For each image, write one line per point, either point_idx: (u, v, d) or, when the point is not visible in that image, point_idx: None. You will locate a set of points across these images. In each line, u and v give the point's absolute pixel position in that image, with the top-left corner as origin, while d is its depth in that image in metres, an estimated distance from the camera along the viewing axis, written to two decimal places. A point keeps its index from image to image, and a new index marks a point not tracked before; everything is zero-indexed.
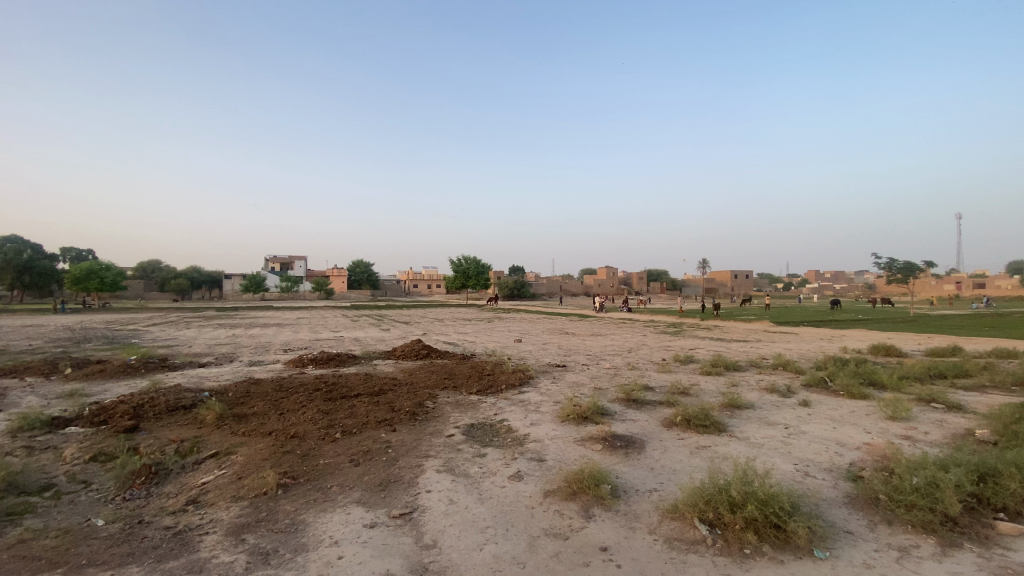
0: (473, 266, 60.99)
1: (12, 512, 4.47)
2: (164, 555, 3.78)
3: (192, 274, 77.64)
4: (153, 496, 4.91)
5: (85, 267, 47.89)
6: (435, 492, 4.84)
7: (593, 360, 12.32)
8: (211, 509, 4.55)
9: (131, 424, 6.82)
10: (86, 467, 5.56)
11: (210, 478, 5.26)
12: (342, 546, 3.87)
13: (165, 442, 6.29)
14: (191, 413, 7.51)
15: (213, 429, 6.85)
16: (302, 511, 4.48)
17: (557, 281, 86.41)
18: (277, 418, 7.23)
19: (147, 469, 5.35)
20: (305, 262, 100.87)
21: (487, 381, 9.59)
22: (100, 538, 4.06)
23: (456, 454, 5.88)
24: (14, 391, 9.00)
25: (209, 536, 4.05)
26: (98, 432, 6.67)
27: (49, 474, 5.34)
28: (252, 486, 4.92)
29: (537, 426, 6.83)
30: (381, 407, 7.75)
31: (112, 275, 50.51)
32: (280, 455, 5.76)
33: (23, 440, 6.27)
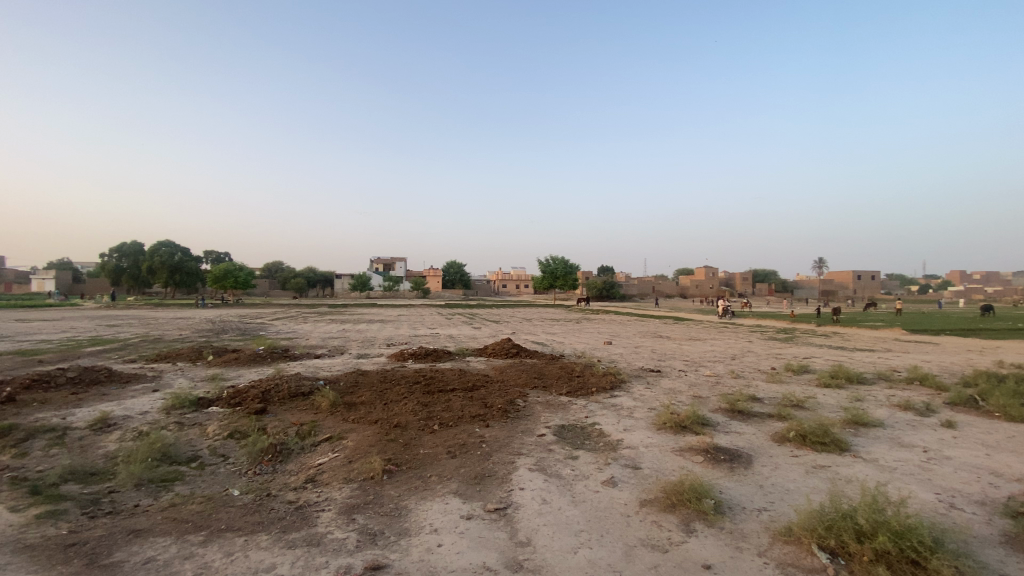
0: (562, 266, 60.70)
1: (169, 478, 5.22)
2: (288, 527, 4.19)
3: (307, 275, 85.57)
4: (277, 473, 5.48)
5: (223, 267, 55.03)
6: (528, 490, 4.86)
7: (691, 366, 11.69)
8: (326, 488, 4.97)
9: (260, 407, 7.68)
10: (225, 443, 6.36)
11: (325, 459, 5.75)
12: (441, 535, 4.02)
13: (288, 424, 7.00)
14: (308, 400, 8.29)
15: (327, 414, 7.50)
16: (405, 497, 4.74)
17: (650, 282, 83.36)
18: (381, 408, 7.73)
19: (274, 448, 5.98)
20: (404, 263, 106.89)
21: (578, 383, 9.48)
22: (236, 507, 4.60)
23: (549, 454, 5.86)
24: (170, 373, 10.58)
25: (325, 513, 4.43)
26: (234, 412, 7.60)
27: (197, 446, 6.18)
28: (361, 470, 5.30)
29: (631, 432, 6.60)
30: (474, 403, 7.97)
31: (245, 275, 57.53)
32: (385, 442, 6.15)
33: (176, 417, 7.31)
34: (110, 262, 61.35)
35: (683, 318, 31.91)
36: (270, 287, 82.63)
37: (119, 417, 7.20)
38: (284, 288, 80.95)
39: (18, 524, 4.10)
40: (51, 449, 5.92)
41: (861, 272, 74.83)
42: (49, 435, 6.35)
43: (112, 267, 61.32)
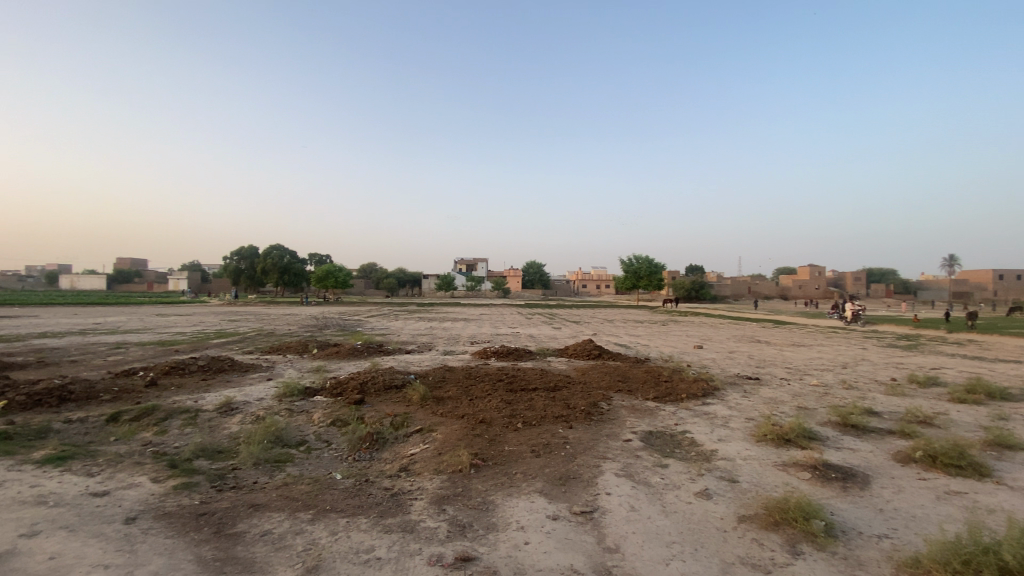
0: (646, 266, 58.71)
1: (281, 459, 5.75)
2: (384, 512, 4.44)
3: (397, 275, 90.39)
4: (374, 460, 5.83)
5: (325, 268, 59.85)
6: (615, 495, 4.74)
7: (794, 374, 10.76)
8: (418, 478, 5.21)
9: (358, 397, 8.23)
10: (328, 430, 6.89)
11: (416, 450, 6.02)
12: (528, 533, 4.04)
13: (382, 415, 7.44)
14: (400, 393, 8.75)
15: (418, 407, 7.87)
16: (492, 492, 4.83)
17: (744, 282, 78.11)
18: (467, 403, 7.96)
19: (370, 436, 6.38)
20: (486, 263, 109.32)
21: (666, 388, 9.11)
22: (338, 489, 4.96)
23: (636, 460, 5.68)
24: (281, 364, 11.71)
25: (418, 502, 4.63)
26: (335, 401, 8.22)
27: (304, 432, 6.75)
28: (450, 463, 5.49)
29: (727, 443, 6.21)
30: (558, 403, 7.94)
31: (343, 274, 62.19)
32: (472, 437, 6.31)
33: (287, 404, 8.06)
34: (231, 264, 69.06)
35: (783, 322, 29.49)
36: (363, 287, 88.40)
37: (240, 402, 8.07)
38: (376, 288, 86.14)
39: (162, 493, 4.73)
40: (186, 429, 6.77)
41: (1003, 272, 64.61)
42: (185, 415, 7.27)
43: (233, 269, 69.04)
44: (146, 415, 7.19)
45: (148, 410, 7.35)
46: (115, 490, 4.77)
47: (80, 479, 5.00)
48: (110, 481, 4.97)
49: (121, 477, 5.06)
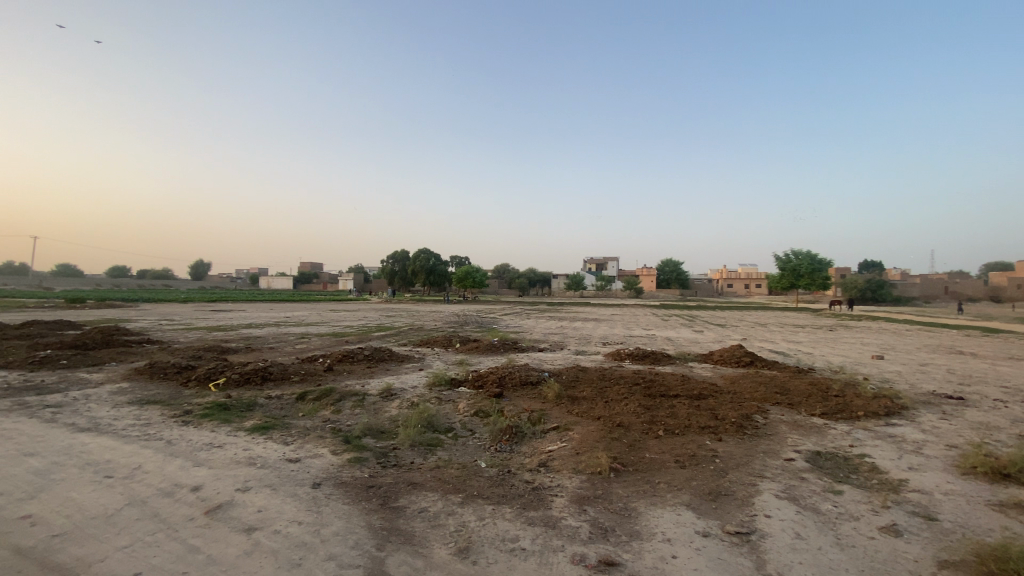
0: (805, 263, 51.99)
1: (433, 443, 6.27)
2: (528, 505, 4.57)
3: (529, 275, 92.85)
4: (514, 452, 6.06)
5: (463, 270, 63.87)
6: (776, 519, 4.27)
7: (1016, 396, 8.64)
8: (558, 475, 5.28)
9: (498, 391, 8.63)
10: (472, 420, 7.33)
11: (555, 447, 6.12)
12: (675, 546, 3.84)
13: (521, 410, 7.70)
14: (536, 389, 8.98)
15: (554, 405, 7.99)
16: (634, 498, 4.69)
17: (936, 283, 64.97)
18: (604, 405, 7.86)
19: (511, 429, 6.64)
20: (618, 263, 106.83)
21: (834, 403, 7.97)
22: (484, 477, 5.24)
23: (801, 483, 5.06)
24: (429, 356, 12.81)
25: (559, 499, 4.69)
26: (477, 393, 8.73)
27: (452, 420, 7.28)
28: (589, 463, 5.47)
29: (919, 473, 5.22)
30: (703, 412, 7.43)
31: (479, 275, 65.82)
32: (610, 440, 6.22)
33: (436, 393, 8.77)
34: (385, 265, 77.51)
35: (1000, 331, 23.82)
36: (498, 286, 92.48)
37: (398, 389, 9.00)
38: (510, 288, 89.46)
39: (339, 464, 5.47)
40: (356, 409, 7.75)
41: None
42: (355, 397, 8.34)
43: (387, 270, 77.37)
44: (325, 396, 8.39)
45: (327, 391, 8.58)
46: (304, 458, 5.63)
47: (279, 446, 6.01)
48: (300, 450, 5.88)
49: (308, 447, 5.97)
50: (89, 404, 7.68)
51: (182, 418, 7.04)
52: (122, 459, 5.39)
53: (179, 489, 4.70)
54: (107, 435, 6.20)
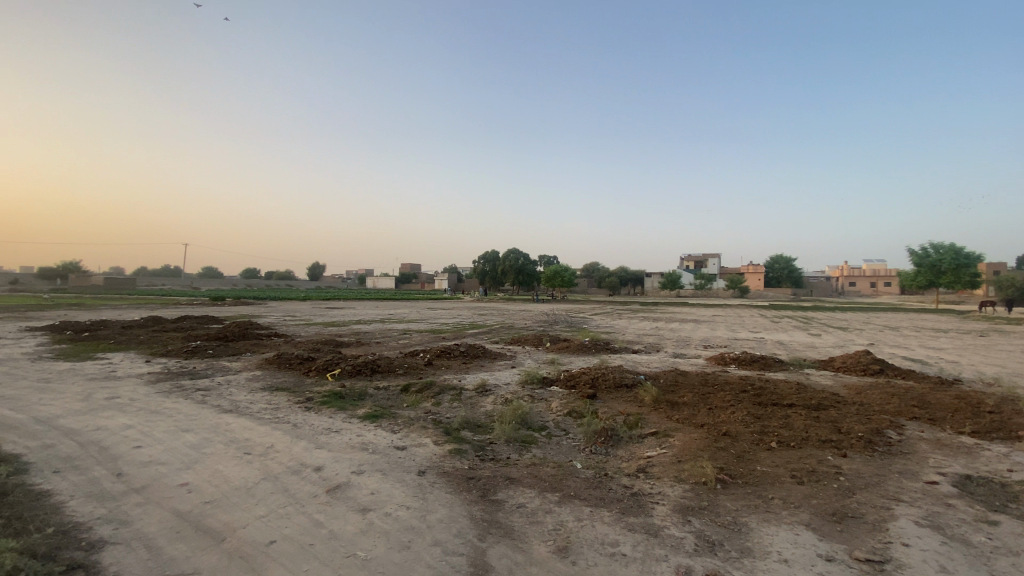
0: (947, 257, 45.09)
1: (528, 440, 6.35)
2: (627, 510, 4.46)
3: (620, 274, 90.46)
4: (611, 455, 5.94)
5: (552, 270, 64.03)
6: (917, 549, 3.75)
7: None
8: (658, 482, 5.08)
9: (592, 392, 8.52)
10: (566, 419, 7.30)
11: (654, 453, 5.90)
12: (794, 568, 3.51)
13: (616, 412, 7.53)
14: (632, 392, 8.73)
15: (651, 409, 7.71)
16: (744, 513, 4.38)
17: None
18: (706, 412, 7.43)
19: (606, 432, 6.51)
20: (717, 260, 100.48)
21: (990, 421, 6.81)
22: (581, 478, 5.20)
23: (947, 510, 4.39)
24: (521, 354, 13.01)
25: (660, 507, 4.52)
26: (571, 393, 8.68)
27: (545, 418, 7.31)
28: (692, 473, 5.21)
29: None
30: (822, 425, 6.74)
31: (570, 274, 65.53)
32: (715, 450, 5.86)
33: (529, 390, 8.86)
34: (477, 266, 80.05)
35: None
36: (588, 286, 91.24)
37: (492, 385, 9.23)
38: (600, 288, 87.81)
39: (440, 454, 5.72)
40: (454, 403, 8.08)
41: None
42: (452, 391, 8.69)
43: (479, 270, 79.72)
44: (426, 389, 8.84)
45: (427, 384, 9.04)
46: (409, 446, 5.98)
47: (386, 434, 6.43)
48: (405, 439, 6.25)
49: (412, 437, 6.32)
50: (230, 389, 8.80)
51: (304, 404, 7.81)
52: (257, 439, 6.10)
53: (304, 468, 5.21)
54: (244, 417, 7.06)
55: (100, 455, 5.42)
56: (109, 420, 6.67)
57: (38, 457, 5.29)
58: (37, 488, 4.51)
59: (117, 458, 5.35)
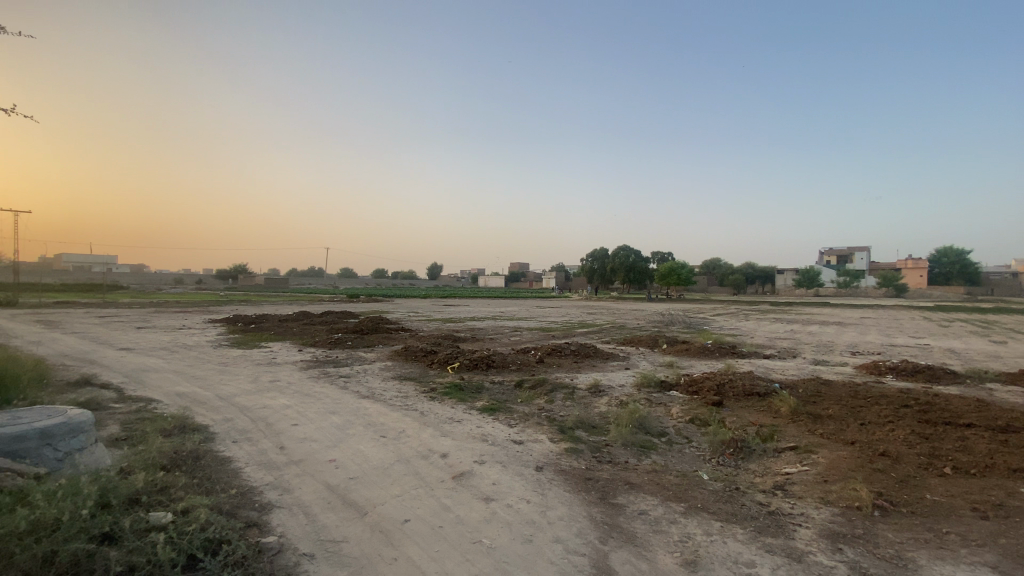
0: None
1: (646, 445, 6.10)
2: (763, 529, 4.07)
3: (744, 272, 83.35)
4: (741, 469, 5.48)
5: (668, 267, 60.80)
6: None
7: None
8: (800, 502, 4.57)
9: (717, 399, 7.94)
10: (688, 426, 6.89)
11: (793, 470, 5.33)
12: None
13: (746, 423, 6.93)
14: (763, 401, 7.98)
15: (787, 422, 6.98)
16: (912, 547, 3.75)
17: None
18: (857, 428, 6.52)
19: (735, 443, 6.02)
20: (864, 254, 87.95)
21: None
22: (708, 490, 4.87)
23: None
24: (637, 356, 12.57)
25: (803, 530, 4.06)
26: (692, 399, 8.19)
27: (665, 424, 6.97)
28: (841, 495, 4.61)
29: None
30: (1016, 451, 5.54)
31: (688, 271, 61.65)
32: (869, 471, 5.11)
33: (646, 394, 8.53)
34: (588, 265, 79.27)
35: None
36: (708, 283, 85.48)
37: (607, 386, 9.05)
38: (721, 287, 81.83)
39: (558, 452, 5.74)
40: (568, 402, 8.05)
41: None
42: (566, 390, 8.68)
43: (590, 268, 78.84)
44: (540, 386, 8.95)
45: (541, 381, 9.14)
46: (527, 441, 6.08)
47: (504, 427, 6.62)
48: (523, 433, 6.38)
49: (529, 432, 6.43)
50: (366, 377, 9.73)
51: (428, 394, 8.36)
52: (390, 423, 6.66)
53: (431, 454, 5.57)
54: (378, 403, 7.75)
55: (266, 430, 6.31)
56: (272, 400, 7.75)
57: (221, 428, 6.32)
58: (222, 455, 5.38)
59: (279, 434, 6.18)
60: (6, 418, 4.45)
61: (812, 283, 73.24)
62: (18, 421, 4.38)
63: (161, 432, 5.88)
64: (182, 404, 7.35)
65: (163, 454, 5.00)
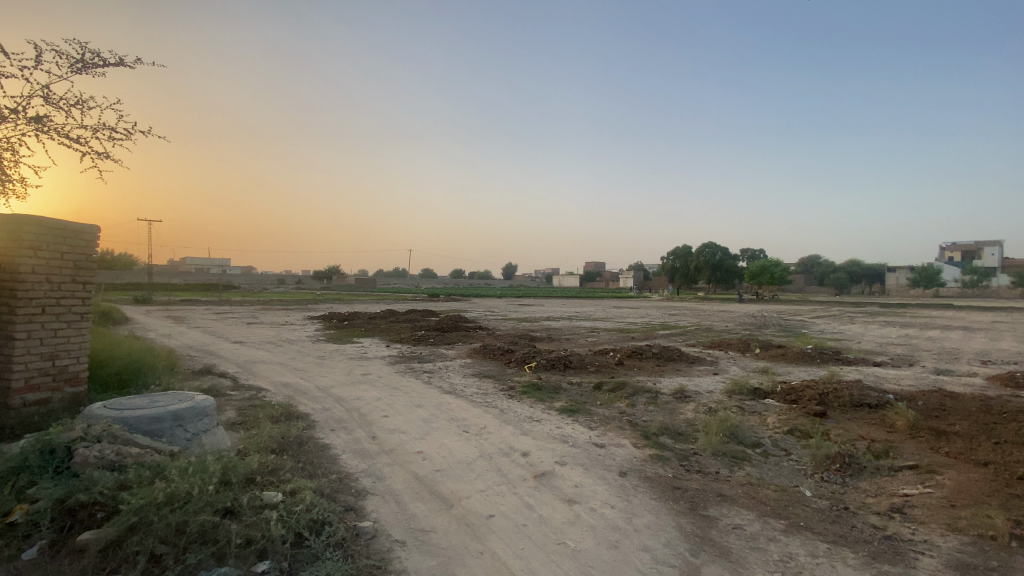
0: None
1: (739, 456, 5.72)
2: (878, 555, 3.67)
3: (846, 271, 75.92)
4: (850, 487, 4.97)
5: (758, 266, 57.27)
6: None
7: None
8: (923, 528, 4.06)
9: (819, 410, 7.28)
10: (785, 438, 6.38)
11: (914, 491, 4.75)
12: None
13: (855, 437, 6.29)
14: (875, 414, 7.20)
15: (905, 438, 6.23)
16: None
17: None
18: (993, 448, 5.68)
19: (842, 458, 5.47)
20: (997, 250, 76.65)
21: None
22: (811, 508, 4.47)
23: None
24: (725, 360, 11.89)
25: (927, 559, 3.60)
26: (791, 408, 7.58)
27: (759, 434, 6.51)
28: (975, 523, 4.03)
29: None
30: None
31: (781, 270, 57.35)
32: (1011, 498, 4.44)
33: (737, 401, 8.02)
34: (668, 263, 76.39)
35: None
36: (803, 283, 78.88)
37: (693, 392, 8.63)
38: (818, 287, 75.24)
39: (642, 458, 5.56)
40: (652, 406, 7.78)
41: None
42: (649, 394, 8.39)
43: (671, 267, 75.86)
44: (621, 389, 8.73)
45: (622, 384, 8.91)
46: (609, 445, 5.95)
47: (585, 429, 6.53)
48: (604, 437, 6.25)
49: (611, 436, 6.28)
50: (447, 373, 10.06)
51: (508, 393, 8.46)
52: (472, 419, 6.81)
53: (513, 451, 5.63)
54: (460, 399, 7.97)
55: (359, 420, 6.72)
56: (364, 392, 8.25)
57: (320, 417, 6.82)
58: (321, 441, 5.80)
59: (370, 424, 6.56)
60: (147, 401, 5.11)
61: (930, 283, 65.05)
62: (156, 404, 5.00)
63: (270, 418, 6.47)
64: (287, 393, 8.04)
65: (272, 439, 5.49)
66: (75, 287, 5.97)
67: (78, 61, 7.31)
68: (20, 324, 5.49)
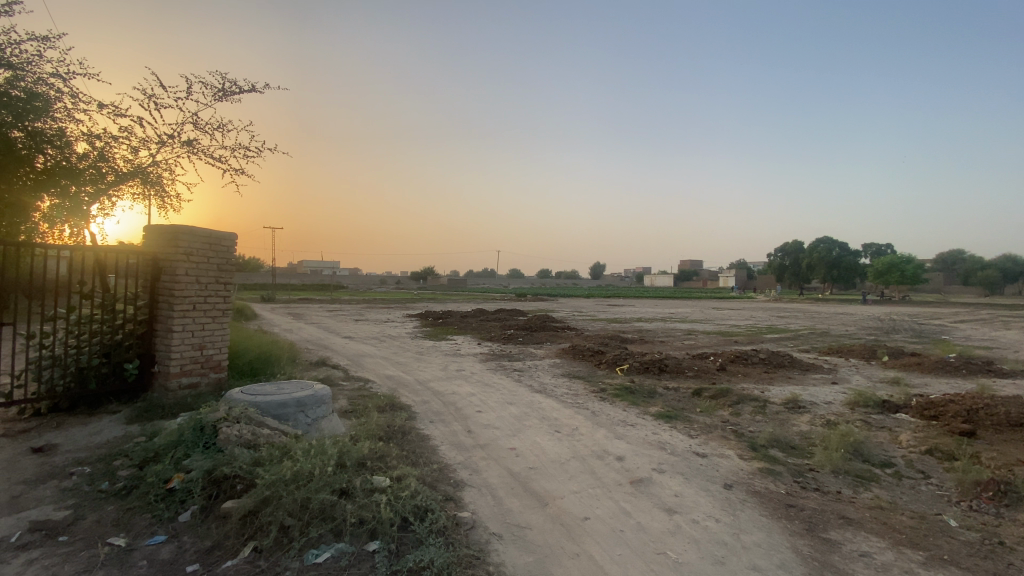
0: None
1: (865, 476, 5.13)
2: None
3: (998, 269, 64.81)
4: (1008, 519, 4.24)
5: (887, 262, 50.80)
6: None
7: None
8: None
9: (967, 429, 6.29)
10: (922, 458, 5.61)
11: None
12: None
13: (1014, 461, 5.35)
14: None
15: None
16: None
17: None
18: None
19: (997, 485, 4.69)
20: None
21: None
22: (957, 540, 3.88)
23: None
24: (844, 369, 10.69)
25: None
26: (929, 426, 6.63)
27: (890, 452, 5.78)
28: None
29: None
30: None
31: (914, 268, 50.31)
32: None
33: (861, 414, 7.19)
34: (774, 262, 70.56)
35: None
36: (940, 283, 68.68)
37: (807, 402, 7.86)
38: (962, 287, 65.08)
39: (749, 471, 5.18)
40: (758, 416, 7.23)
41: None
42: (755, 403, 7.80)
43: (776, 265, 70.05)
44: (723, 396, 8.21)
45: (724, 391, 8.38)
46: (711, 455, 5.62)
47: (684, 437, 6.23)
48: (706, 446, 5.91)
49: (713, 446, 5.93)
50: (538, 372, 10.14)
51: (600, 394, 8.32)
52: (565, 420, 6.80)
53: (607, 455, 5.53)
54: (551, 398, 8.01)
55: (456, 414, 6.99)
56: (458, 387, 8.59)
57: (419, 408, 7.21)
58: (422, 432, 6.13)
59: (466, 418, 6.80)
60: (274, 388, 5.73)
61: None
62: (283, 391, 5.61)
63: (377, 408, 6.96)
64: (390, 385, 8.58)
65: (379, 427, 5.90)
66: (218, 287, 6.85)
67: (218, 89, 8.42)
68: (177, 318, 6.43)
